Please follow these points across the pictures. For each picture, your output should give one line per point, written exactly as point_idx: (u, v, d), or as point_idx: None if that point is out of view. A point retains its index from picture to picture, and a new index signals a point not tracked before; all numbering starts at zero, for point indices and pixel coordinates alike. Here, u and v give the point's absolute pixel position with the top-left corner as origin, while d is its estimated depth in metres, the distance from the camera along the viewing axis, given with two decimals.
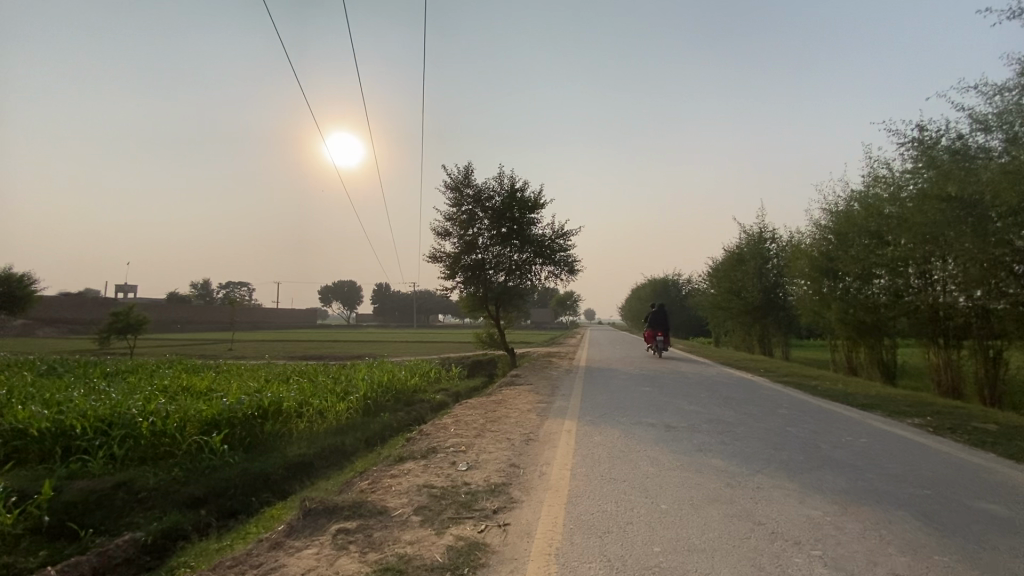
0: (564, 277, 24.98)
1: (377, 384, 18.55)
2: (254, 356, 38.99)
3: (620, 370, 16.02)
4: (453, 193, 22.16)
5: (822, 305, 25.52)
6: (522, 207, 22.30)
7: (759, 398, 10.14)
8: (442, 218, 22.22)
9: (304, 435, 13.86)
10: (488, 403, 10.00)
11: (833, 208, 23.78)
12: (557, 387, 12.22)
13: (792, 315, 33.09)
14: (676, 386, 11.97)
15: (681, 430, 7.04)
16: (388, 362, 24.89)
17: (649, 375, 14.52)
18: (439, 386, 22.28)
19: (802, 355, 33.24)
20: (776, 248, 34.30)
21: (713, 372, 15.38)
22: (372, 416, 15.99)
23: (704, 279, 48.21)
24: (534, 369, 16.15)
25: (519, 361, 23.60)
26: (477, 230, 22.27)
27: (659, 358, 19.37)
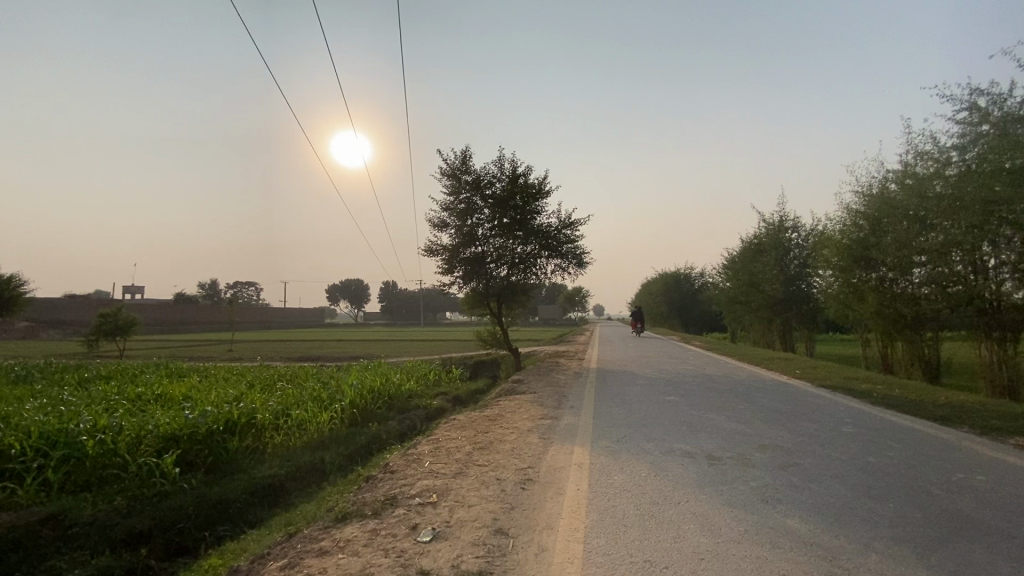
0: (572, 271, 23.17)
1: (368, 390, 16.87)
2: (251, 357, 37.55)
3: (636, 372, 14.22)
4: (450, 180, 20.38)
5: (855, 297, 23.49)
6: (526, 194, 20.49)
7: (808, 410, 8.40)
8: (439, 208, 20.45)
9: (278, 452, 12.23)
10: (481, 419, 8.28)
11: (866, 191, 21.79)
12: (565, 396, 10.49)
13: (816, 308, 31.06)
14: (705, 393, 10.20)
15: (730, 466, 5.27)
16: (384, 365, 23.27)
17: (670, 379, 12.71)
18: (438, 390, 20.61)
19: (828, 351, 31.16)
20: (798, 238, 32.13)
21: (744, 375, 13.53)
22: (360, 427, 14.32)
23: (719, 272, 46.08)
24: (540, 373, 14.39)
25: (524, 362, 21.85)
26: (476, 220, 20.45)
27: (679, 358, 17.55)
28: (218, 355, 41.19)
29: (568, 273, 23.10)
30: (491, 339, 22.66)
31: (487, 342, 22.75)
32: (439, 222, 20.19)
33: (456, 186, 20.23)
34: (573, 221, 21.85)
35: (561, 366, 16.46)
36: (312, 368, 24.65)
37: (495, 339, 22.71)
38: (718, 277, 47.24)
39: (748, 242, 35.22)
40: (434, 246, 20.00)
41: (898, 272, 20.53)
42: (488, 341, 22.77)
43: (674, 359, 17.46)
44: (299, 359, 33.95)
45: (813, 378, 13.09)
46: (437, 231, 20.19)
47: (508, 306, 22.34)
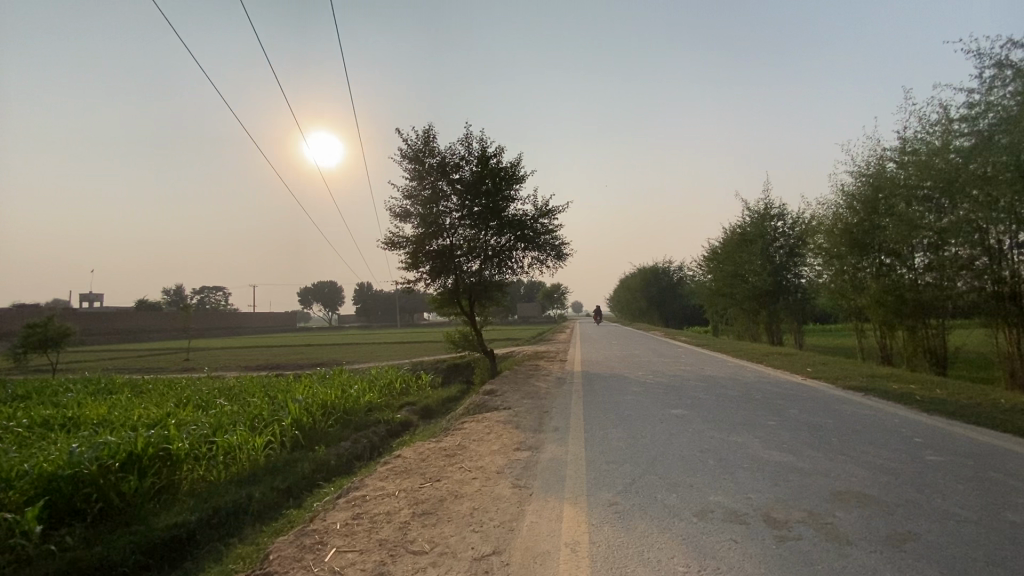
0: (551, 264, 21.19)
1: (319, 405, 14.62)
2: (205, 368, 34.64)
3: (627, 375, 12.35)
4: (412, 164, 18.08)
5: (851, 286, 22.12)
6: (498, 179, 18.36)
7: (856, 425, 6.62)
8: (400, 196, 18.13)
9: (196, 492, 9.92)
10: (437, 453, 6.28)
11: (863, 172, 20.34)
12: (546, 412, 8.53)
13: (805, 299, 29.78)
14: (717, 402, 8.39)
15: (808, 543, 3.37)
16: (346, 374, 20.99)
17: (669, 383, 10.85)
18: (403, 400, 18.41)
19: (818, 344, 29.87)
20: (785, 227, 30.79)
21: (750, 375, 11.81)
22: (304, 451, 12.10)
23: (700, 265, 44.78)
24: (516, 379, 12.40)
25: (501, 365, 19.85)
26: (443, 209, 18.21)
27: (672, 357, 15.78)
28: (172, 365, 38.12)
29: (546, 266, 21.08)
30: (464, 341, 20.50)
31: (459, 345, 20.55)
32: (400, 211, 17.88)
33: (419, 171, 17.97)
34: (550, 209, 19.86)
35: (541, 369, 14.52)
36: (264, 379, 22.13)
37: (467, 341, 20.56)
38: (699, 270, 45.97)
39: (732, 233, 33.77)
40: (395, 238, 17.67)
41: (900, 257, 19.16)
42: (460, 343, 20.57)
43: (666, 357, 15.71)
44: (256, 368, 31.27)
45: (829, 376, 11.42)
46: (398, 221, 17.88)
47: (481, 304, 20.21)
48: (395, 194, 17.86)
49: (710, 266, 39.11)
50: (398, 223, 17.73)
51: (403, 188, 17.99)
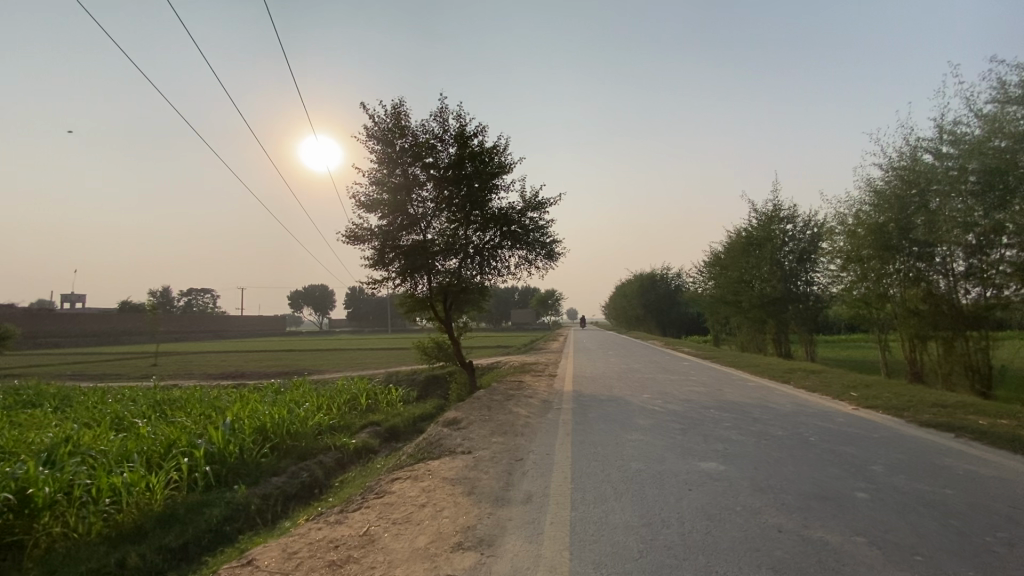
0: (540, 264, 18.72)
1: (253, 429, 12.14)
2: (165, 375, 31.78)
3: (629, 399, 9.84)
4: (379, 143, 15.22)
5: (876, 294, 19.78)
6: (480, 164, 15.73)
7: (997, 504, 4.23)
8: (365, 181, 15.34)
9: (51, 556, 7.66)
10: (325, 552, 3.82)
11: (895, 165, 17.97)
12: (518, 457, 6.09)
13: (817, 308, 27.46)
14: (762, 449, 5.93)
15: None
16: (305, 387, 18.46)
17: (685, 411, 8.35)
18: (366, 420, 15.91)
19: (831, 357, 27.50)
20: (796, 232, 28.38)
21: (781, 400, 9.44)
22: (218, 492, 9.60)
23: (700, 271, 42.42)
24: (490, 403, 9.91)
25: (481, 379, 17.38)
26: (415, 197, 15.51)
27: (678, 373, 13.39)
28: (134, 372, 35.31)
29: (535, 267, 18.50)
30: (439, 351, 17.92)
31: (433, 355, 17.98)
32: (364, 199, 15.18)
33: (386, 152, 15.19)
34: (540, 201, 17.34)
35: (524, 388, 12.05)
36: (216, 391, 19.61)
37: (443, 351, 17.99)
38: (698, 276, 43.66)
39: (739, 237, 31.33)
40: (356, 231, 14.97)
41: (943, 258, 16.89)
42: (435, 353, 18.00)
43: (672, 375, 13.27)
44: (218, 377, 28.53)
45: (886, 403, 9.01)
46: (361, 211, 15.18)
47: (459, 309, 17.69)
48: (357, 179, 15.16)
49: (714, 274, 36.62)
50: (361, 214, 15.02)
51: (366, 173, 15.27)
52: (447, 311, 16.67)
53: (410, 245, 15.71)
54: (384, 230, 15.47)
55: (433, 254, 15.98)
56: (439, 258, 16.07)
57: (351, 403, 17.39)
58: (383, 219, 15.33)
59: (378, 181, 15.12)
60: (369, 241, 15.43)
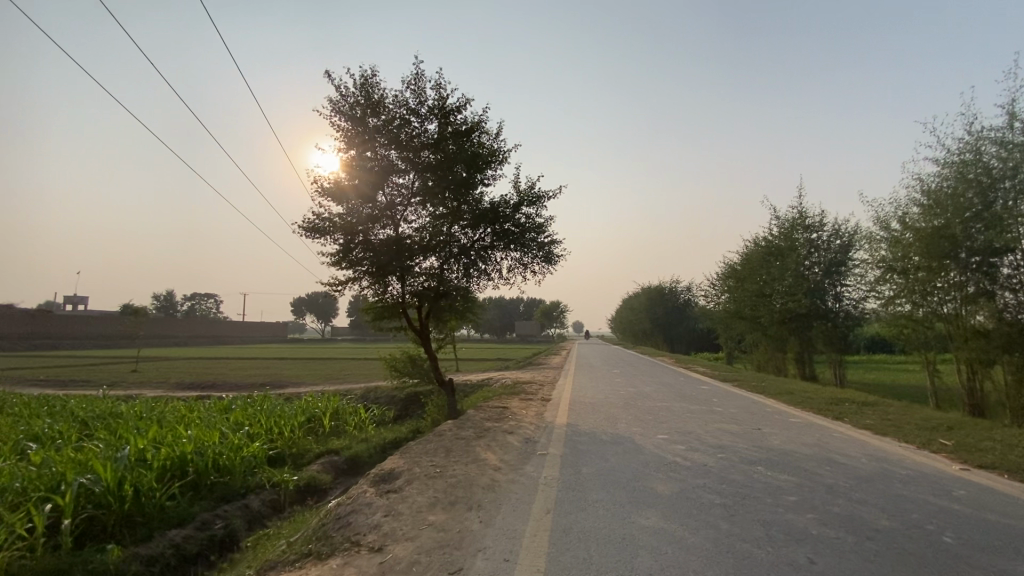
0: (536, 267, 16.32)
1: (167, 460, 9.68)
2: (130, 384, 29.21)
3: (639, 442, 7.29)
4: (344, 119, 12.84)
5: (929, 310, 17.17)
6: (464, 145, 13.49)
7: None
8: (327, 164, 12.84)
9: None
10: None
11: (954, 160, 15.58)
12: (456, 566, 3.58)
13: (849, 325, 24.77)
14: (880, 569, 3.40)
15: None
16: (261, 405, 15.96)
17: (722, 467, 5.81)
18: (323, 448, 13.40)
19: (862, 382, 24.68)
20: (824, 242, 25.68)
21: (849, 449, 6.92)
22: (82, 555, 7.10)
23: (713, 283, 39.84)
24: (452, 441, 7.39)
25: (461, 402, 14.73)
26: (387, 183, 13.11)
27: (700, 404, 10.85)
28: (103, 379, 32.87)
29: (532, 272, 15.99)
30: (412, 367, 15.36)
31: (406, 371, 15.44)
32: (325, 183, 12.71)
33: (354, 129, 12.84)
34: (538, 194, 14.89)
35: (505, 418, 9.54)
36: (163, 405, 17.23)
37: (417, 366, 15.40)
38: (711, 290, 41.06)
39: (761, 247, 28.63)
40: (315, 221, 12.50)
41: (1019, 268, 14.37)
42: (406, 370, 15.43)
43: (693, 405, 10.69)
44: (183, 387, 26.01)
45: (1005, 460, 6.43)
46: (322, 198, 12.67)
47: (439, 319, 15.21)
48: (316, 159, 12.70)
49: (730, 287, 33.87)
50: (321, 201, 12.56)
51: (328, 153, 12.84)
52: (421, 320, 14.10)
53: (381, 240, 13.21)
54: (350, 221, 12.97)
55: (409, 251, 13.47)
56: (416, 257, 13.57)
57: (310, 426, 14.87)
58: (350, 209, 12.87)
59: (343, 162, 12.67)
60: (331, 234, 12.97)
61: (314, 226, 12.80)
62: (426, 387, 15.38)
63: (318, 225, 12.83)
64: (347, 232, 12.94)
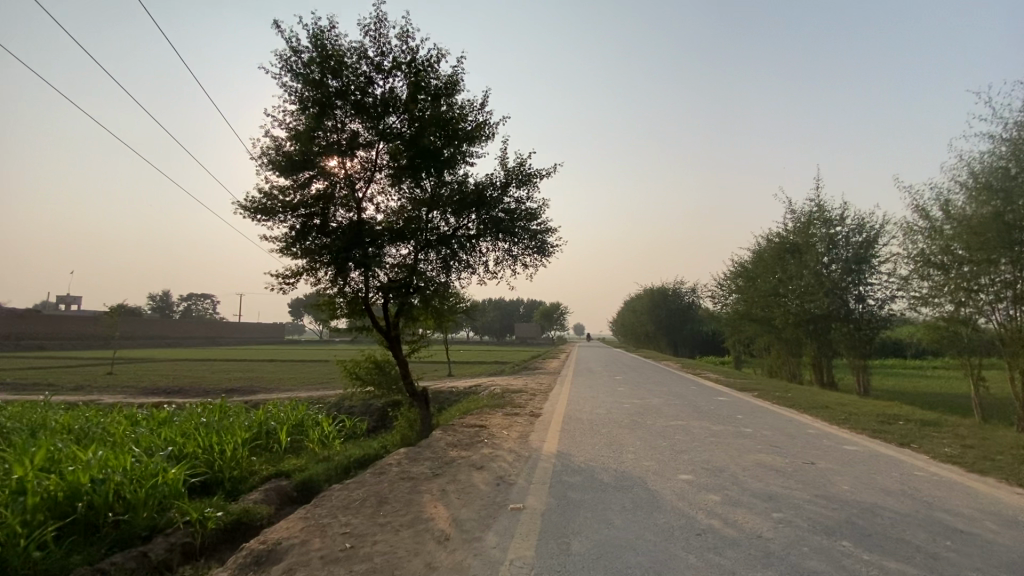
0: (526, 257, 14.29)
1: (45, 496, 7.77)
2: (91, 388, 27.02)
3: (655, 488, 5.24)
4: (295, 77, 10.70)
5: (974, 310, 15.10)
6: (440, 110, 11.50)
7: None
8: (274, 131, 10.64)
9: None
10: None
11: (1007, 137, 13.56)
12: None
13: (873, 328, 22.70)
14: None
15: None
16: (211, 416, 13.88)
17: (788, 543, 3.77)
18: (273, 470, 11.43)
19: (888, 391, 22.54)
20: (844, 239, 23.53)
21: (953, 499, 4.87)
22: None
23: (721, 284, 37.80)
24: (395, 485, 5.32)
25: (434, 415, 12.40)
26: (348, 155, 11.00)
27: (723, 423, 8.78)
28: (65, 382, 30.62)
29: (520, 264, 13.97)
30: (374, 379, 12.76)
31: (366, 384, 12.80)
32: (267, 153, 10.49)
33: (306, 89, 10.71)
34: (528, 172, 12.78)
35: (479, 442, 7.46)
36: (104, 415, 15.24)
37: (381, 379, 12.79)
38: (718, 291, 39.02)
39: (776, 244, 26.44)
40: (256, 198, 10.27)
41: None
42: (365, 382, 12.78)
43: (713, 425, 8.64)
44: (148, 392, 23.94)
45: None
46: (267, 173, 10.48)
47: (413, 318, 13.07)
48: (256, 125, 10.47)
49: (739, 287, 31.68)
50: (262, 175, 10.34)
51: (272, 117, 10.63)
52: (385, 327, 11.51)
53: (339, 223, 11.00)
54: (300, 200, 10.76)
55: (373, 236, 11.32)
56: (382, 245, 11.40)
57: (263, 442, 12.80)
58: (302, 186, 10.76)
59: (290, 128, 10.48)
60: (278, 216, 10.77)
61: (255, 205, 10.58)
62: (394, 398, 13.04)
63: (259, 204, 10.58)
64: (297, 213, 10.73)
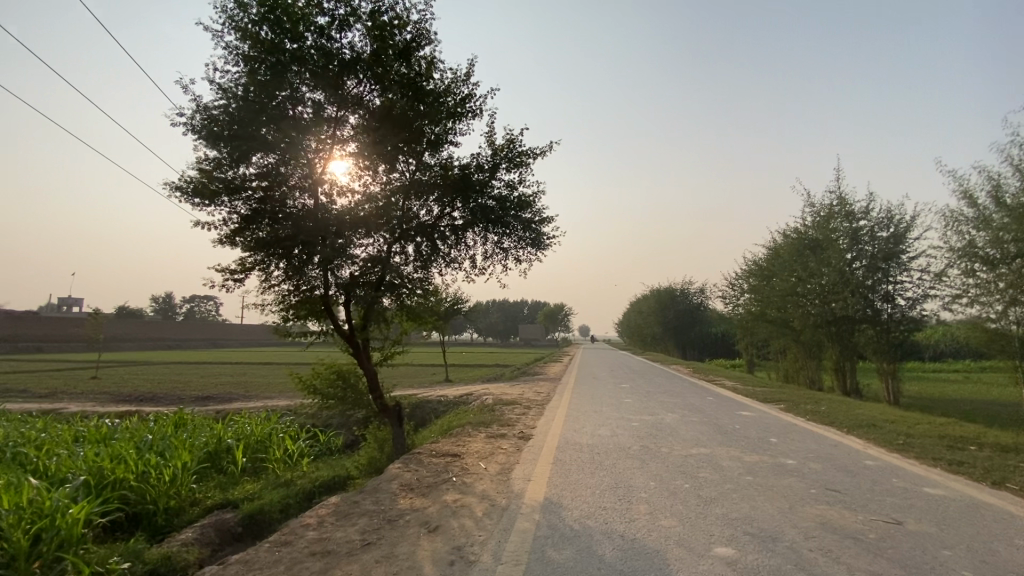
0: (520, 251, 12.50)
1: None
2: (61, 395, 25.49)
3: (676, 572, 3.58)
4: (239, 36, 8.96)
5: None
6: (410, 79, 10.05)
7: None
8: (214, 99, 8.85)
9: None
10: None
11: None
12: None
13: (902, 329, 20.91)
14: None
15: None
16: (163, 432, 12.31)
17: None
18: (221, 498, 9.85)
19: (921, 399, 20.74)
20: (869, 234, 21.70)
21: None
22: None
23: (733, 284, 36.03)
24: (298, 568, 3.67)
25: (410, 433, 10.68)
26: (304, 128, 9.25)
27: (756, 451, 7.11)
28: (39, 388, 29.10)
29: (510, 260, 12.27)
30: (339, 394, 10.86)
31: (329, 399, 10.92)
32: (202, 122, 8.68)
33: (252, 50, 9.00)
34: (518, 151, 11.07)
35: (444, 482, 5.83)
36: (49, 428, 13.70)
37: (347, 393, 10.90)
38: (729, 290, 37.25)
39: (795, 240, 24.60)
40: (188, 176, 8.46)
41: None
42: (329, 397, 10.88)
43: (741, 453, 6.96)
44: (122, 400, 22.45)
45: None
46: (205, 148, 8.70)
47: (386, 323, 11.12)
48: (188, 88, 8.69)
49: (752, 287, 29.88)
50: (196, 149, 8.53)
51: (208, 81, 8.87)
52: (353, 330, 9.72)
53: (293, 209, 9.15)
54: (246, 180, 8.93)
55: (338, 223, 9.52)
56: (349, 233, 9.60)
57: (216, 465, 11.19)
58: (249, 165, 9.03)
59: (232, 94, 8.77)
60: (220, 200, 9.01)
61: (189, 186, 8.79)
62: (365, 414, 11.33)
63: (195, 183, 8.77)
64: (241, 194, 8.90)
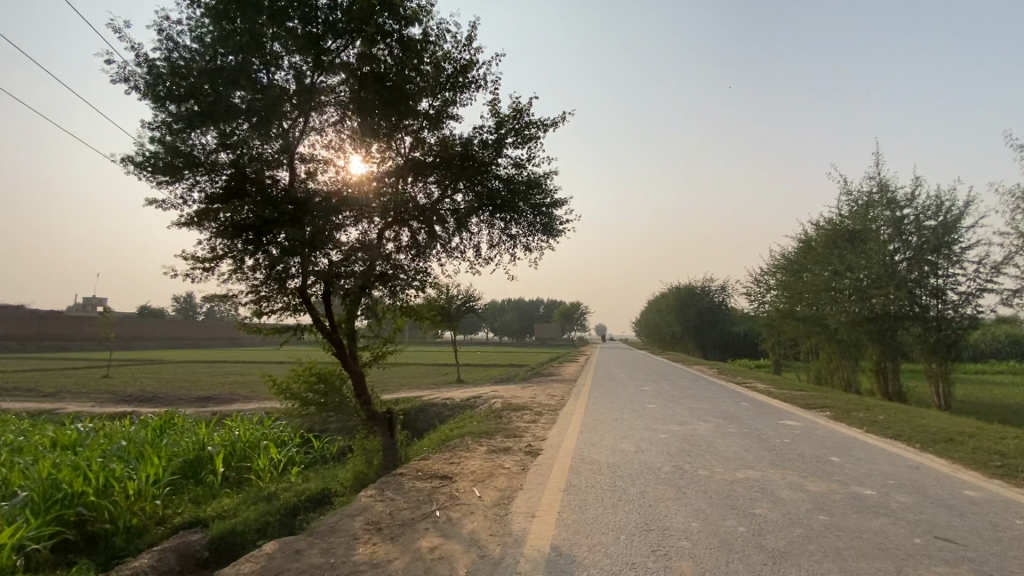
0: (528, 235, 11.19)
1: None
2: (62, 394, 24.82)
3: None
4: None
5: None
6: (401, 38, 8.87)
7: None
8: (172, 58, 7.53)
9: None
10: None
11: None
12: None
13: (955, 328, 19.11)
14: None
15: None
16: (141, 437, 11.31)
17: None
18: (193, 515, 8.72)
19: (975, 405, 19.08)
20: (913, 224, 19.86)
21: None
22: None
23: (758, 279, 34.28)
24: None
25: (403, 443, 9.40)
26: (280, 91, 7.84)
27: (818, 474, 5.75)
28: (43, 386, 28.54)
29: (518, 248, 10.97)
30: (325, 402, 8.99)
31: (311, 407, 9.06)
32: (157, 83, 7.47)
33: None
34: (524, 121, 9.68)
35: (426, 517, 4.56)
36: (26, 430, 12.82)
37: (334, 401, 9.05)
38: (754, 286, 35.51)
39: (830, 233, 22.80)
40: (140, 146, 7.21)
41: None
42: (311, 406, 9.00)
43: (800, 477, 5.61)
44: (121, 400, 21.71)
45: None
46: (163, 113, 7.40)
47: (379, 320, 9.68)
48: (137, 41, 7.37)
49: (781, 283, 28.09)
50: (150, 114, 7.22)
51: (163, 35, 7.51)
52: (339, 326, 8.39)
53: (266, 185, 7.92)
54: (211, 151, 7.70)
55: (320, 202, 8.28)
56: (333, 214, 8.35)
57: (192, 475, 10.14)
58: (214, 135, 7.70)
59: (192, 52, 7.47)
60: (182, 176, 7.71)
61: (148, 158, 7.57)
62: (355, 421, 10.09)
63: (151, 155, 7.57)
64: (205, 168, 7.68)
